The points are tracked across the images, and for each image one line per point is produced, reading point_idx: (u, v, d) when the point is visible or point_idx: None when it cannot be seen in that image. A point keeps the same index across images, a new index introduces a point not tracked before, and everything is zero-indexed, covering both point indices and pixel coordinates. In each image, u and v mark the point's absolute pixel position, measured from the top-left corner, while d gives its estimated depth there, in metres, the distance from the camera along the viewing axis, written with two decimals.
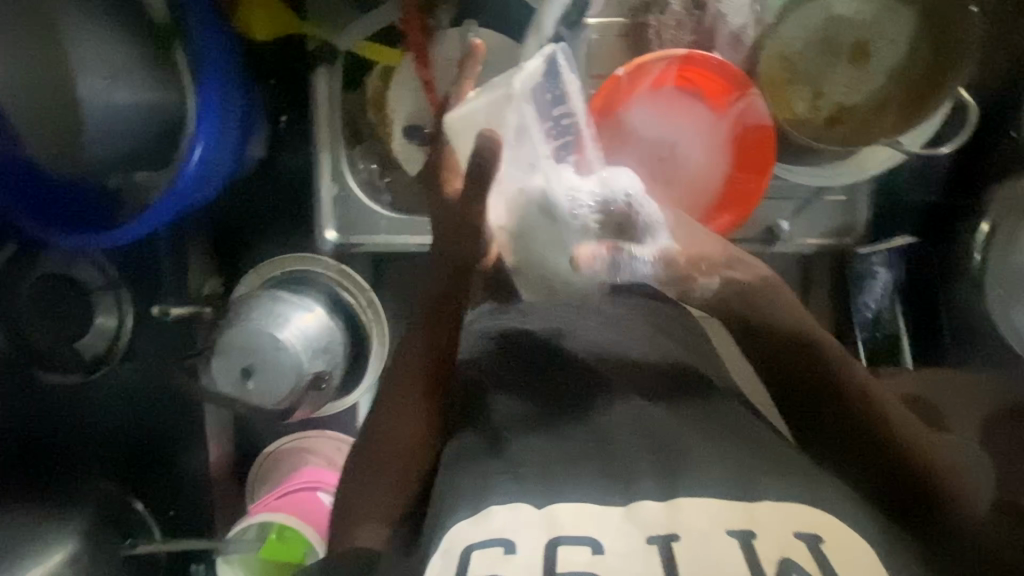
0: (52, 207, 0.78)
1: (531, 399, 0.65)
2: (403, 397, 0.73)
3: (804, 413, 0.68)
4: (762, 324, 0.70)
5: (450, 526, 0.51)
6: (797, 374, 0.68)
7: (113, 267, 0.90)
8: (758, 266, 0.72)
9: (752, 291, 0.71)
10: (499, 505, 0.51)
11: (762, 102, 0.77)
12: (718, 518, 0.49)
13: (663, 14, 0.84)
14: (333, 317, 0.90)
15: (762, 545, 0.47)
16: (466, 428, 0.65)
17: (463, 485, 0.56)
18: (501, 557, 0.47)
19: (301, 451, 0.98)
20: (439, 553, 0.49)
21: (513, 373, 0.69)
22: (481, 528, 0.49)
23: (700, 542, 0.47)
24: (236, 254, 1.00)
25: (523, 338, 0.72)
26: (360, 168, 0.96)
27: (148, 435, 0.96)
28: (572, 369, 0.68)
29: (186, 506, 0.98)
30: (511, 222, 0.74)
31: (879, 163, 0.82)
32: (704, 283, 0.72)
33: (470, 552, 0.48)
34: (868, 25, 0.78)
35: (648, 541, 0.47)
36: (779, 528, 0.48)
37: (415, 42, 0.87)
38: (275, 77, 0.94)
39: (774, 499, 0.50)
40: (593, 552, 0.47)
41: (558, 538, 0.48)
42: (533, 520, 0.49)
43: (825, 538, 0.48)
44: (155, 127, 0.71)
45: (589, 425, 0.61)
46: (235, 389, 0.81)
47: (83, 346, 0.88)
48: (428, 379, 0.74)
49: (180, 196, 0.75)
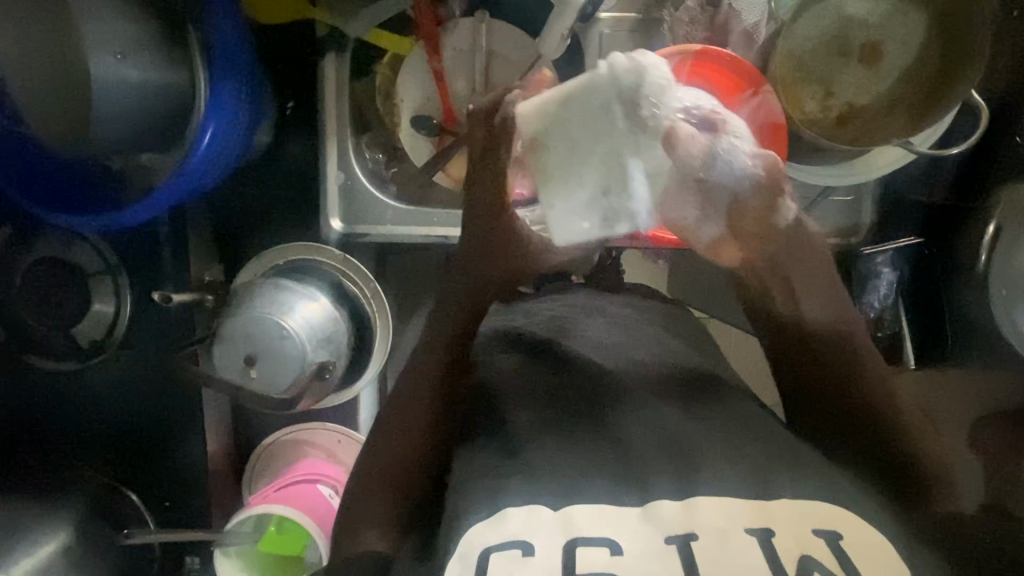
0: (59, 190, 0.77)
1: (541, 399, 0.64)
2: (413, 403, 0.68)
3: (828, 406, 0.64)
4: (810, 318, 0.66)
5: (467, 528, 0.51)
6: (835, 371, 0.64)
7: (110, 250, 0.86)
8: (814, 232, 0.67)
9: (803, 248, 0.66)
10: (514, 507, 0.50)
11: (775, 99, 0.77)
12: (735, 517, 0.48)
13: (678, 10, 0.85)
14: (337, 307, 0.89)
15: (782, 542, 0.47)
16: (479, 428, 0.64)
17: (476, 483, 0.55)
18: (519, 559, 0.46)
19: (302, 443, 0.97)
20: (456, 558, 0.49)
21: (529, 376, 0.68)
22: (497, 530, 0.49)
23: (719, 541, 0.47)
24: (240, 242, 0.98)
25: (531, 340, 0.74)
26: (366, 157, 0.94)
27: (143, 425, 0.94)
28: (581, 368, 0.68)
29: (181, 497, 0.96)
30: (539, 154, 0.61)
31: (890, 162, 0.83)
32: (783, 211, 0.64)
33: (489, 555, 0.47)
34: (878, 26, 0.79)
35: (666, 541, 0.47)
36: (797, 528, 0.48)
37: (427, 31, 0.88)
38: (282, 63, 0.93)
39: (791, 494, 0.50)
40: (611, 553, 0.47)
41: (576, 538, 0.48)
42: (549, 522, 0.49)
43: (844, 535, 0.48)
44: (164, 109, 0.70)
45: (601, 422, 0.61)
46: (236, 378, 0.80)
47: (79, 332, 0.86)
48: (442, 388, 0.69)
49: (189, 177, 0.75)
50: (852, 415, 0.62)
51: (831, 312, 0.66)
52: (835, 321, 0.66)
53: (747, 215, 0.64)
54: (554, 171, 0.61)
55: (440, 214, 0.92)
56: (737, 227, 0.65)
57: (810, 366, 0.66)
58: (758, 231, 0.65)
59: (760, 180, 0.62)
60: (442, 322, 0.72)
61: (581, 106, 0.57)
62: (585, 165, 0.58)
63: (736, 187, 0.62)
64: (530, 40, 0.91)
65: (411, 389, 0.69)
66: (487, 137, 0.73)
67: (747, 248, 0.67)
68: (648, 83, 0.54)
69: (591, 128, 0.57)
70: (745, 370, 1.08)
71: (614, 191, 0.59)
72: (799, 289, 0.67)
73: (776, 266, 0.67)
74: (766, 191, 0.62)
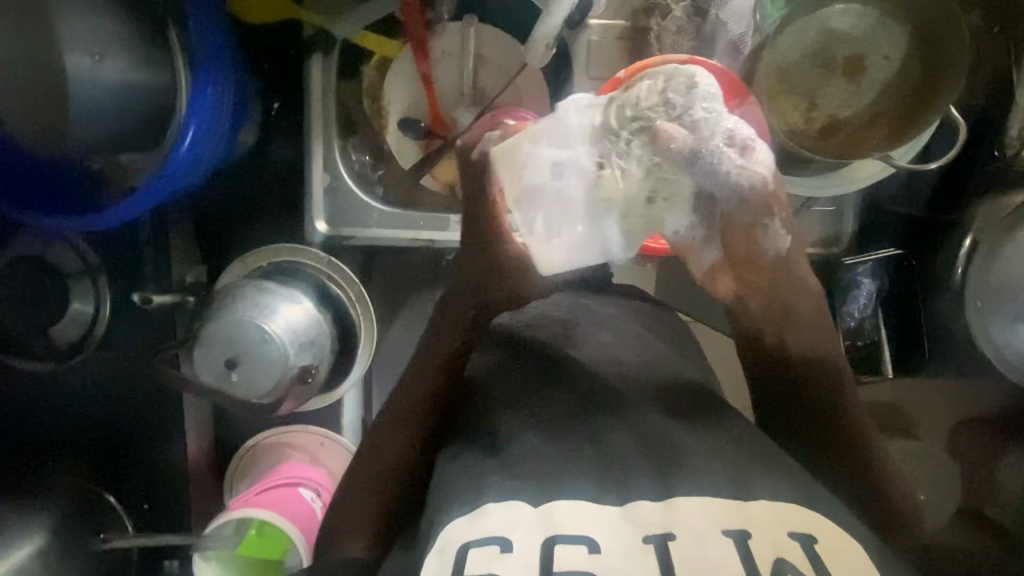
0: (37, 190, 0.76)
1: (532, 412, 0.63)
2: (400, 408, 0.68)
3: (806, 431, 0.66)
4: (798, 351, 0.66)
5: (446, 525, 0.51)
6: (806, 395, 0.66)
7: (90, 251, 0.86)
8: (811, 272, 0.68)
9: (799, 288, 0.66)
10: (495, 503, 0.51)
11: (759, 111, 0.77)
12: (713, 518, 0.49)
13: (665, 19, 0.86)
14: (321, 309, 0.88)
15: (758, 545, 0.47)
16: (460, 433, 0.64)
17: (457, 483, 0.55)
18: (498, 555, 0.46)
19: (284, 445, 0.95)
20: (435, 551, 0.49)
21: (517, 383, 0.68)
22: (476, 528, 0.49)
23: (696, 540, 0.47)
24: (224, 243, 0.97)
25: (517, 341, 0.74)
26: (353, 159, 0.93)
27: (121, 427, 0.93)
28: (571, 375, 0.68)
29: (160, 498, 0.95)
30: (540, 182, 0.67)
31: (869, 175, 0.84)
32: (776, 252, 0.65)
33: (466, 551, 0.47)
34: (861, 40, 0.80)
35: (644, 541, 0.47)
36: (774, 529, 0.48)
37: (415, 35, 0.89)
38: (269, 63, 0.92)
39: (769, 499, 0.51)
40: (589, 551, 0.46)
41: (554, 535, 0.47)
42: (527, 518, 0.49)
43: (819, 539, 0.48)
44: (144, 108, 0.69)
45: (583, 427, 0.61)
46: (218, 381, 0.79)
47: (57, 333, 0.85)
48: (427, 400, 0.68)
49: (170, 178, 0.74)
50: (826, 442, 0.65)
51: (818, 340, 0.67)
52: (820, 347, 0.67)
53: (742, 242, 0.64)
54: (562, 200, 0.66)
55: (426, 215, 0.91)
56: (732, 259, 0.65)
57: (786, 387, 0.67)
58: (754, 262, 0.65)
59: (744, 192, 0.61)
60: (429, 333, 0.71)
61: (570, 133, 0.66)
62: (587, 176, 0.65)
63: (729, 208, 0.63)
64: (519, 45, 0.91)
65: (404, 397, 0.69)
66: (464, 166, 0.74)
67: (743, 281, 0.67)
68: (692, 86, 0.64)
69: (589, 144, 0.65)
70: (729, 377, 1.09)
71: (655, 196, 0.64)
72: (794, 334, 0.66)
73: (786, 323, 0.66)
74: (758, 209, 0.62)
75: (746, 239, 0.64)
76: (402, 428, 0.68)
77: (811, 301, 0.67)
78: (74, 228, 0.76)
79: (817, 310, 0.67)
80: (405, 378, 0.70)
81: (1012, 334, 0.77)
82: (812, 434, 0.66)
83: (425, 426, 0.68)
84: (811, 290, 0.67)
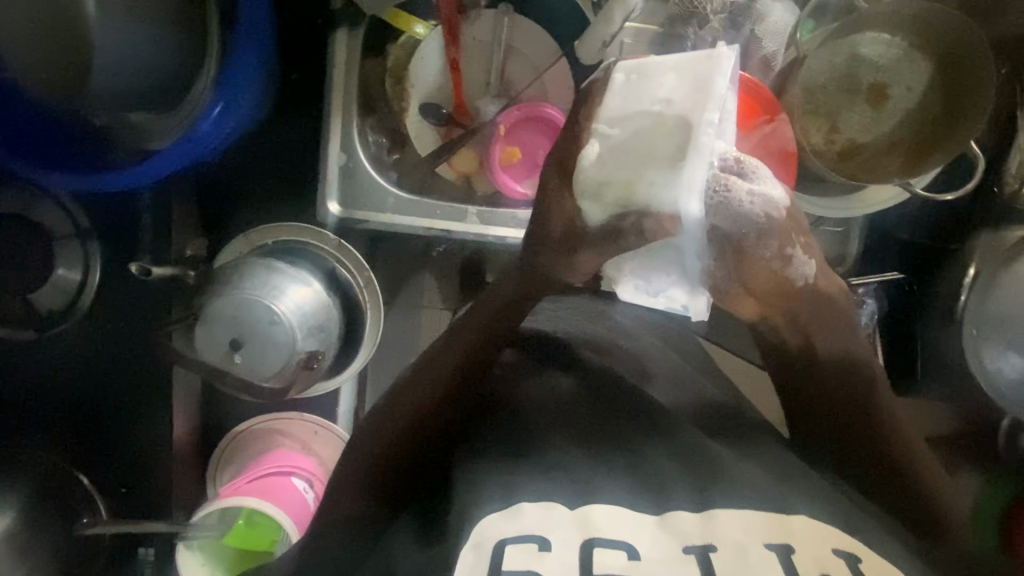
0: (47, 145, 0.73)
1: (580, 430, 0.58)
2: (436, 363, 0.64)
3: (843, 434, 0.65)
4: (825, 354, 0.65)
5: (479, 518, 0.47)
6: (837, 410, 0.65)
7: (82, 214, 0.81)
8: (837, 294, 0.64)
9: (825, 308, 0.64)
10: (529, 503, 0.47)
11: (788, 128, 0.78)
12: (755, 531, 0.45)
13: (701, 30, 0.84)
14: (329, 293, 0.84)
15: (802, 562, 0.43)
16: (490, 433, 0.59)
17: (484, 482, 0.51)
18: (537, 554, 0.42)
19: (275, 432, 0.90)
20: (469, 547, 0.45)
21: (573, 403, 0.62)
22: (510, 524, 0.45)
23: (739, 554, 0.43)
24: (224, 216, 0.92)
25: (567, 355, 0.70)
26: (370, 141, 0.89)
27: (99, 406, 0.87)
28: (632, 402, 0.63)
29: (139, 483, 0.89)
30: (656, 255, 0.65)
31: (885, 200, 0.85)
32: (799, 267, 0.61)
33: (502, 548, 0.43)
34: (888, 70, 0.83)
35: (684, 551, 0.43)
36: (815, 543, 0.45)
37: (447, 17, 0.85)
38: (292, 33, 0.88)
39: (807, 515, 0.47)
40: (629, 557, 0.42)
41: (593, 537, 0.44)
42: (563, 520, 0.45)
43: (862, 559, 0.45)
44: (174, 69, 0.66)
45: (630, 452, 0.55)
46: (216, 359, 0.76)
47: (38, 299, 0.79)
48: (462, 368, 0.64)
49: (199, 144, 0.73)
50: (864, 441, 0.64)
51: (842, 347, 0.65)
52: (843, 353, 0.65)
53: (762, 268, 0.60)
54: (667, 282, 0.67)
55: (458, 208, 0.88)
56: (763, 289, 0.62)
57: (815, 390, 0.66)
58: (777, 288, 0.62)
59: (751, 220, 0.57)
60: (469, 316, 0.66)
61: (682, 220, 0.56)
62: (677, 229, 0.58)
63: (750, 232, 0.57)
64: (554, 40, 0.90)
65: (443, 352, 0.65)
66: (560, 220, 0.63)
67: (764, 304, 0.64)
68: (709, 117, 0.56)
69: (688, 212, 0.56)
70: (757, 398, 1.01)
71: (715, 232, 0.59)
72: (815, 338, 0.65)
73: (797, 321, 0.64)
74: (777, 240, 0.59)
75: (775, 278, 0.62)
76: (430, 373, 0.63)
77: (830, 308, 0.64)
78: (86, 190, 0.73)
79: (837, 320, 0.64)
80: (453, 330, 0.66)
81: (1002, 361, 0.81)
82: (831, 430, 0.66)
83: (453, 381, 0.63)
84: (835, 316, 0.64)
